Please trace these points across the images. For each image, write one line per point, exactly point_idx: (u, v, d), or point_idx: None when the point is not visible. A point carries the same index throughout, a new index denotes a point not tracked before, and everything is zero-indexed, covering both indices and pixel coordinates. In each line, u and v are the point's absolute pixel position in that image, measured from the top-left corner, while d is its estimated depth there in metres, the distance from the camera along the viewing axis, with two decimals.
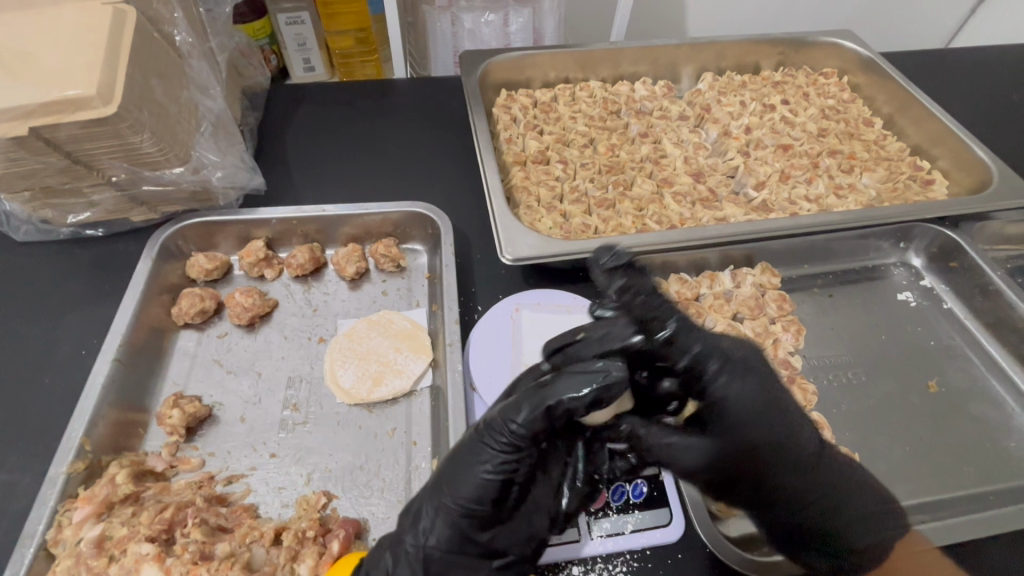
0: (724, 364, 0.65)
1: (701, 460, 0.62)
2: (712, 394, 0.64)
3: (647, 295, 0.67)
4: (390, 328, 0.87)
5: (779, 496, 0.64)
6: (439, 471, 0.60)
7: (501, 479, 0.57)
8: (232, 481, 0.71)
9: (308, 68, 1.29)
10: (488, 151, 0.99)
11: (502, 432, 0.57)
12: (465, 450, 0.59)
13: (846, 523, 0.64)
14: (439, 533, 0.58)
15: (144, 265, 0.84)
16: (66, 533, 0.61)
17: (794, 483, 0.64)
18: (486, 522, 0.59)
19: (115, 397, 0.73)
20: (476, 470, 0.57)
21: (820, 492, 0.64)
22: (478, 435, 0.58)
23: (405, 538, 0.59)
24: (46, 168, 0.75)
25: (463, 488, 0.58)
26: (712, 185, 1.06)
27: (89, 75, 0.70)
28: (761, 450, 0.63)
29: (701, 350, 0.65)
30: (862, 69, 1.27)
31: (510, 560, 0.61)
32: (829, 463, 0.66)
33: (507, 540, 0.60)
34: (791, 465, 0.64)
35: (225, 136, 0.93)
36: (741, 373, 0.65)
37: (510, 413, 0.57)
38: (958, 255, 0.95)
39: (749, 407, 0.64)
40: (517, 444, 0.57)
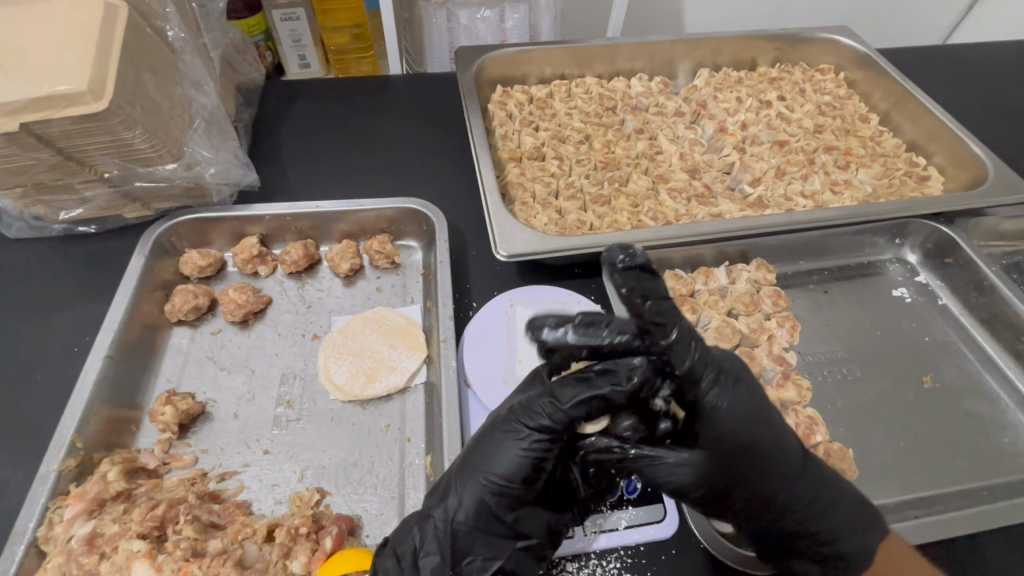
0: (717, 377, 0.58)
1: (693, 476, 0.58)
2: (703, 406, 0.58)
3: (659, 301, 0.56)
4: (384, 324, 0.86)
5: (771, 507, 0.60)
6: (472, 448, 0.60)
7: (536, 460, 0.58)
8: (226, 478, 0.71)
9: (304, 64, 1.29)
10: (483, 147, 0.98)
11: (541, 413, 0.58)
12: (501, 428, 0.59)
13: (838, 529, 0.61)
14: (468, 508, 0.58)
15: (137, 261, 0.83)
16: (58, 530, 0.60)
17: (787, 493, 0.60)
18: (516, 502, 0.58)
19: (107, 394, 0.73)
20: (511, 448, 0.58)
21: (813, 500, 0.61)
22: (514, 415, 0.59)
23: (433, 512, 0.58)
24: (37, 164, 0.75)
25: (497, 464, 0.58)
26: (708, 181, 1.06)
27: (80, 71, 0.69)
28: (754, 463, 0.59)
29: (698, 361, 0.57)
30: (859, 65, 1.26)
31: (533, 544, 0.60)
32: (818, 469, 0.62)
33: (533, 524, 0.59)
34: (783, 474, 0.60)
35: (219, 132, 0.93)
36: (732, 383, 0.59)
37: (554, 394, 0.57)
38: (953, 251, 0.95)
39: (741, 418, 0.59)
40: (554, 428, 0.57)
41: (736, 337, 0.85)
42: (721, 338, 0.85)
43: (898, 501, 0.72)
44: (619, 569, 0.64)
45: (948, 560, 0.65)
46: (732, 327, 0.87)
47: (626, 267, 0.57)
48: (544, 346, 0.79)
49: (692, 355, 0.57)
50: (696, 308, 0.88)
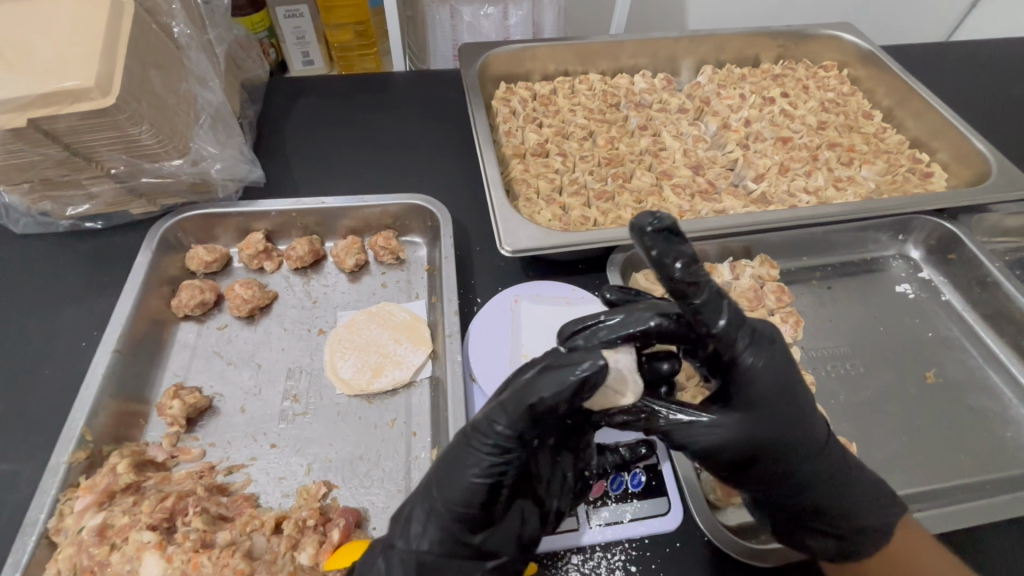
0: (751, 337, 0.61)
1: (727, 437, 0.60)
2: (742, 366, 0.61)
3: (691, 262, 0.57)
4: (389, 319, 0.87)
5: (792, 477, 0.62)
6: (429, 476, 0.60)
7: (490, 480, 0.57)
8: (233, 471, 0.72)
9: (308, 62, 1.29)
10: (488, 143, 0.99)
11: (486, 433, 0.57)
12: (453, 453, 0.59)
13: (857, 504, 0.62)
14: (431, 536, 0.58)
15: (144, 256, 0.84)
16: (68, 521, 0.61)
17: (807, 462, 0.62)
18: (478, 523, 0.58)
19: (115, 388, 0.73)
20: (465, 473, 0.58)
21: (831, 470, 0.63)
22: (464, 439, 0.59)
23: (395, 543, 0.58)
24: (44, 160, 0.75)
25: (453, 489, 0.58)
26: (711, 177, 1.06)
27: (87, 67, 0.70)
28: (782, 429, 0.61)
29: (733, 325, 0.60)
30: (862, 62, 1.27)
31: (503, 562, 0.58)
32: (838, 443, 0.64)
33: (501, 540, 0.59)
34: (806, 442, 0.62)
35: (224, 128, 0.93)
36: (767, 345, 0.62)
37: (494, 415, 0.57)
38: (956, 247, 0.96)
39: (774, 381, 0.61)
40: (502, 444, 0.57)
41: None
42: None
43: (902, 496, 0.73)
44: (623, 561, 0.64)
45: (951, 553, 0.66)
46: None
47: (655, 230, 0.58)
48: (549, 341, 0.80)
49: (726, 313, 0.60)
50: None
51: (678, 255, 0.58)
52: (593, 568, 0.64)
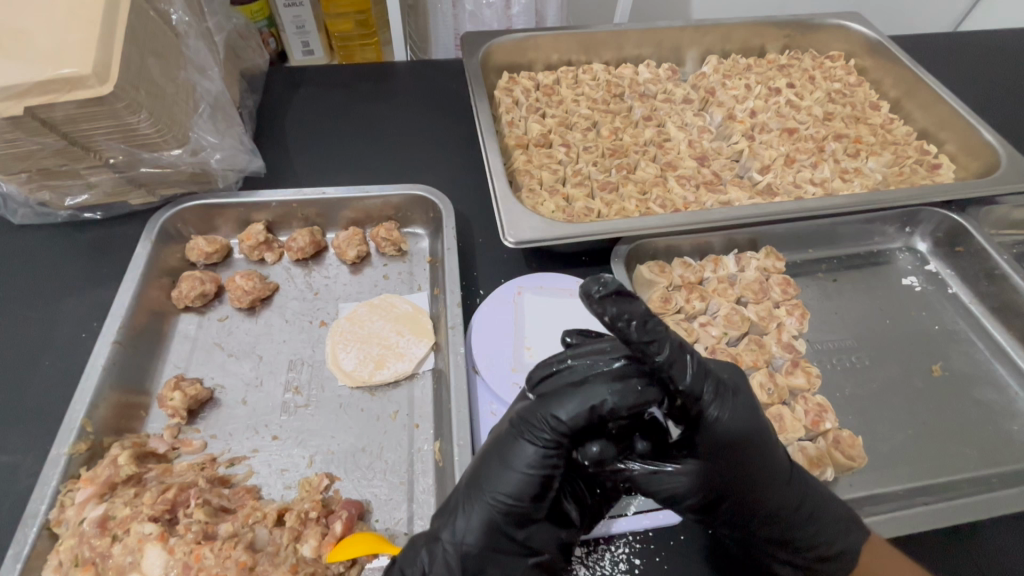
0: (717, 390, 0.57)
1: (690, 483, 0.58)
2: (706, 420, 0.57)
3: (646, 320, 0.51)
4: (392, 311, 0.86)
5: (761, 514, 0.60)
6: (478, 466, 0.60)
7: (544, 475, 0.57)
8: (234, 463, 0.71)
9: (308, 51, 1.27)
10: (491, 132, 0.97)
11: (541, 427, 0.57)
12: (504, 445, 0.59)
13: (820, 530, 0.61)
14: (477, 529, 0.57)
15: (143, 247, 0.83)
16: (69, 513, 0.61)
17: (775, 499, 0.60)
18: (527, 518, 0.58)
19: (116, 379, 0.73)
20: (518, 465, 0.57)
21: (800, 505, 0.61)
22: (517, 430, 0.58)
23: (441, 534, 0.58)
24: (42, 149, 0.74)
25: (504, 482, 0.57)
26: (716, 169, 1.05)
27: (83, 53, 0.68)
28: (750, 475, 0.59)
29: (697, 376, 0.55)
30: (869, 52, 1.25)
31: (546, 559, 0.59)
32: (803, 475, 0.62)
33: (544, 539, 0.59)
34: (773, 480, 0.59)
35: (223, 118, 0.92)
36: (732, 396, 0.58)
37: (554, 409, 0.56)
38: (963, 240, 0.95)
39: (740, 429, 0.57)
40: (559, 440, 0.56)
41: (746, 324, 0.85)
42: (730, 325, 0.85)
43: (906, 489, 0.72)
44: (628, 554, 0.64)
45: (956, 546, 0.65)
46: (741, 316, 0.86)
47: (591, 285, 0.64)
48: (552, 334, 0.79)
49: (691, 369, 0.55)
50: (704, 297, 0.88)
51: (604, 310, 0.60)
52: (596, 560, 0.63)
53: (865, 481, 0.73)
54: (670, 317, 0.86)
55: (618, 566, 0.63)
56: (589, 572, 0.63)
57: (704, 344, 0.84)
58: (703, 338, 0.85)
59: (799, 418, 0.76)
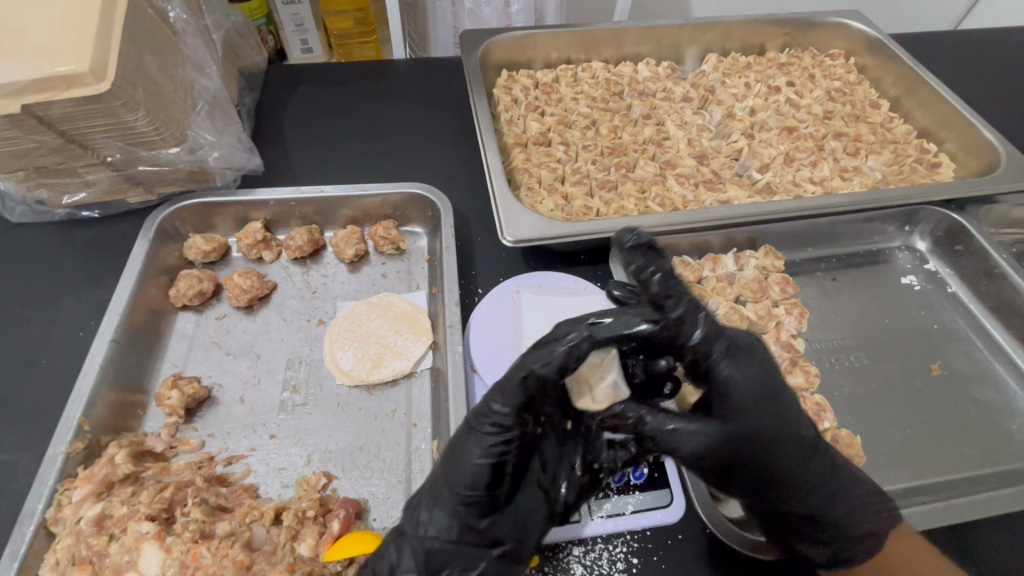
0: (728, 349, 0.63)
1: (710, 443, 0.60)
2: (718, 378, 0.63)
3: (668, 276, 0.70)
4: (389, 310, 0.86)
5: (782, 485, 0.62)
6: (435, 465, 0.61)
7: (494, 463, 0.58)
8: (232, 462, 0.71)
9: (307, 49, 1.27)
10: (489, 131, 0.97)
11: (490, 414, 0.59)
12: (455, 440, 0.60)
13: (843, 510, 0.63)
14: (438, 523, 0.58)
15: (141, 246, 0.83)
16: (66, 512, 0.60)
17: (797, 470, 0.62)
18: (484, 508, 0.58)
19: (113, 377, 0.73)
20: (468, 457, 0.58)
21: (822, 478, 0.63)
22: (465, 425, 0.60)
23: (405, 530, 0.59)
24: (40, 147, 0.74)
25: (457, 475, 0.58)
26: (715, 167, 1.05)
27: (80, 51, 0.68)
28: (768, 439, 0.62)
29: (709, 335, 0.63)
30: (869, 51, 1.24)
31: (509, 549, 0.58)
32: (827, 451, 0.64)
33: (505, 528, 0.59)
34: (792, 450, 0.62)
35: (221, 116, 0.92)
36: (747, 358, 0.64)
37: (492, 397, 0.59)
38: (963, 239, 0.94)
39: (754, 390, 0.63)
40: (505, 425, 0.58)
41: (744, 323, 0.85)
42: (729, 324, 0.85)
43: (905, 488, 0.72)
44: (626, 553, 0.64)
45: (955, 546, 0.65)
46: (739, 314, 0.86)
47: (632, 247, 0.76)
48: (550, 332, 0.79)
49: (703, 325, 0.63)
50: (703, 296, 0.88)
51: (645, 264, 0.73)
52: (594, 560, 0.63)
53: None
54: None
55: (615, 565, 0.63)
56: (586, 571, 0.63)
57: None
58: None
59: None
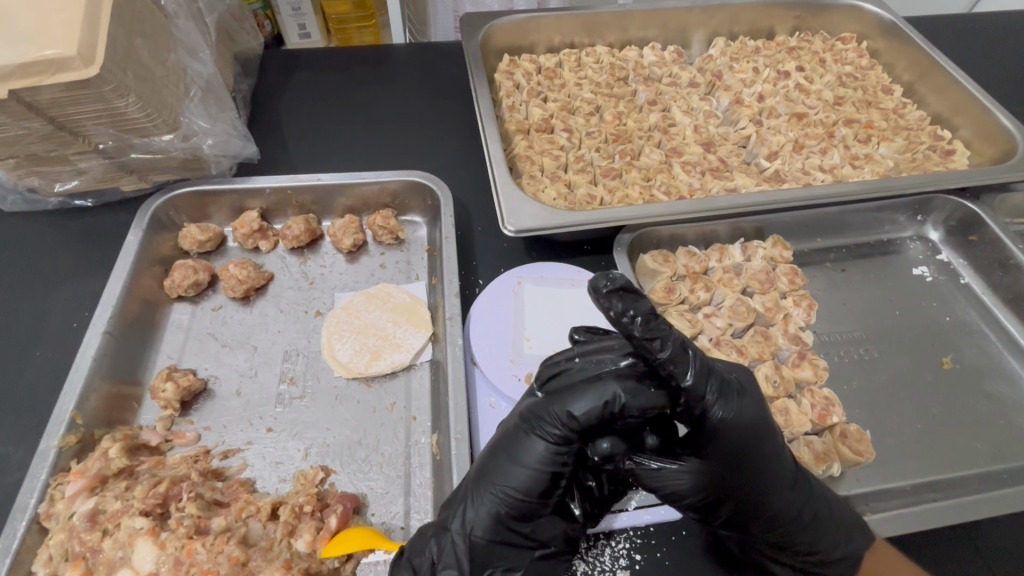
0: (720, 388, 0.55)
1: (693, 482, 0.56)
2: (708, 420, 0.54)
3: (649, 318, 0.51)
4: (388, 301, 0.84)
5: (764, 519, 0.58)
6: (486, 458, 0.59)
7: (552, 472, 0.56)
8: (229, 456, 0.70)
9: (304, 34, 1.24)
10: (491, 117, 0.94)
11: (557, 423, 0.56)
12: (514, 440, 0.58)
13: (823, 537, 0.60)
14: (484, 522, 0.56)
15: (134, 236, 0.81)
16: (59, 507, 0.59)
17: (778, 506, 0.58)
18: (533, 513, 0.57)
19: (107, 370, 0.71)
20: (527, 461, 0.56)
21: (803, 509, 0.59)
22: (527, 426, 0.57)
23: (450, 525, 0.57)
24: (30, 134, 0.72)
25: (512, 477, 0.56)
26: (723, 155, 1.02)
27: (69, 34, 0.66)
28: (756, 477, 0.57)
29: (701, 375, 0.53)
30: (882, 35, 1.21)
31: (552, 552, 0.58)
32: (807, 482, 0.61)
33: (551, 533, 0.58)
34: (778, 483, 0.58)
35: (215, 102, 0.89)
36: (737, 395, 0.56)
37: (563, 406, 0.55)
38: (977, 228, 0.92)
39: (745, 429, 0.55)
40: (569, 437, 0.56)
41: (752, 315, 0.83)
42: (736, 317, 0.83)
43: (914, 484, 0.71)
44: (628, 549, 0.63)
45: (965, 543, 0.64)
46: (748, 306, 0.84)
47: (610, 292, 0.51)
48: (551, 325, 0.77)
49: (693, 368, 0.53)
50: (710, 287, 0.85)
51: (638, 312, 0.51)
52: (597, 556, 0.62)
53: (872, 476, 0.71)
54: (673, 308, 0.84)
55: (618, 561, 0.62)
56: (588, 567, 0.61)
57: (709, 336, 0.82)
58: (707, 329, 0.82)
59: (806, 412, 0.74)
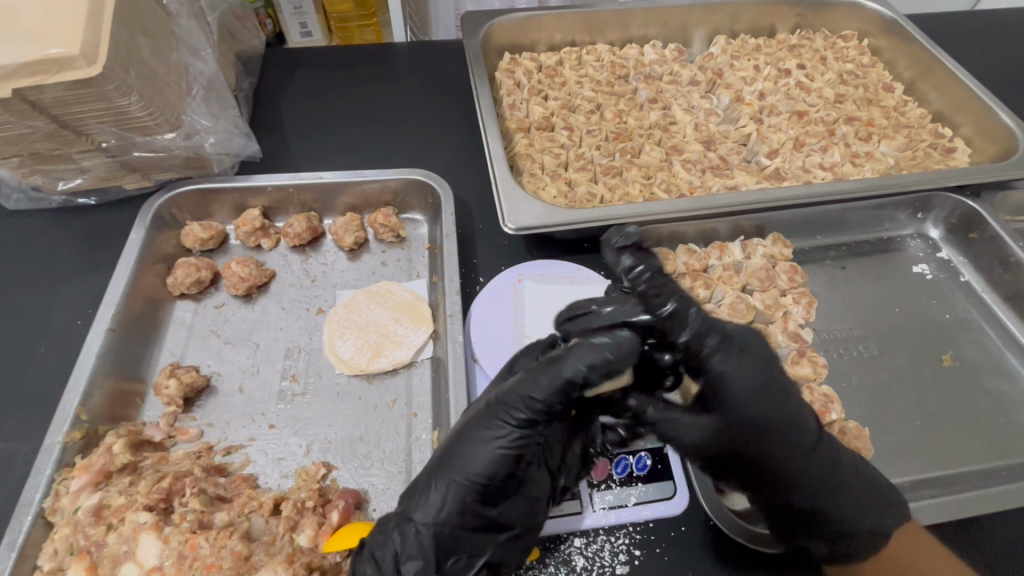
0: (721, 342, 0.60)
1: (707, 435, 0.58)
2: (712, 371, 0.60)
3: (654, 275, 0.63)
4: (389, 299, 0.85)
5: (785, 478, 0.60)
6: (450, 445, 0.59)
7: (516, 454, 0.58)
8: (231, 452, 0.70)
9: (305, 33, 1.25)
10: (491, 115, 0.95)
11: (523, 404, 0.58)
12: (478, 425, 0.59)
13: (847, 504, 0.61)
14: (451, 508, 0.57)
15: (137, 234, 0.82)
16: (64, 501, 0.60)
17: (798, 465, 0.60)
18: (497, 496, 0.58)
19: (111, 366, 0.72)
20: (491, 443, 0.58)
21: (823, 471, 0.61)
22: (493, 411, 0.59)
23: (414, 516, 0.57)
24: (33, 133, 0.72)
25: (476, 462, 0.57)
26: (723, 153, 1.02)
27: (72, 33, 0.66)
28: (772, 433, 0.59)
29: (701, 328, 0.61)
30: (884, 32, 1.21)
31: (518, 533, 0.58)
32: (829, 447, 0.62)
33: (516, 514, 0.58)
34: (797, 442, 0.60)
35: (217, 101, 0.90)
36: (740, 351, 0.60)
37: (532, 388, 0.58)
38: (978, 225, 0.92)
39: (753, 382, 0.59)
40: (534, 418, 0.58)
41: (751, 313, 0.83)
42: (735, 314, 0.83)
43: (914, 481, 0.71)
44: (628, 545, 0.63)
45: (963, 540, 0.64)
46: (747, 304, 0.84)
47: (621, 247, 0.66)
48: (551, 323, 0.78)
49: (693, 322, 0.61)
50: (709, 285, 0.86)
51: (638, 266, 0.64)
52: (596, 551, 0.63)
53: None
54: None
55: (617, 557, 0.62)
56: (587, 562, 0.62)
57: None
58: None
59: None
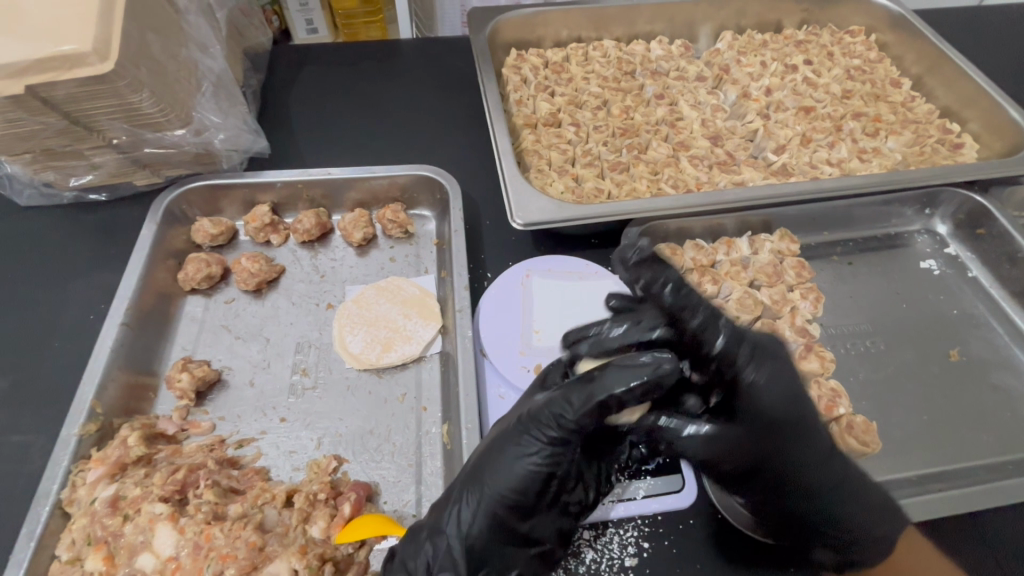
0: (752, 353, 0.64)
1: (720, 449, 0.58)
2: (742, 382, 0.64)
3: (679, 287, 0.70)
4: (398, 294, 0.85)
5: (798, 487, 0.59)
6: (480, 459, 0.59)
7: (548, 470, 0.57)
8: (244, 445, 0.71)
9: (311, 29, 1.25)
10: (498, 111, 0.95)
11: (553, 423, 0.57)
12: (511, 439, 0.58)
13: (864, 518, 0.59)
14: (481, 523, 0.57)
15: (148, 229, 0.82)
16: (81, 492, 0.61)
17: (811, 475, 0.59)
18: (529, 512, 0.57)
19: (124, 361, 0.73)
20: (522, 460, 0.57)
21: (838, 484, 0.59)
22: (525, 427, 0.58)
23: (444, 528, 0.57)
24: (45, 129, 0.73)
25: (506, 478, 0.57)
26: (730, 149, 1.03)
27: (84, 30, 0.67)
28: (783, 444, 0.59)
29: (731, 341, 0.66)
30: (891, 27, 1.20)
31: (547, 550, 0.59)
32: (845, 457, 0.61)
33: (545, 530, 0.59)
34: (812, 454, 0.59)
35: (226, 97, 0.90)
36: (773, 360, 0.64)
37: (559, 407, 0.56)
38: (986, 221, 0.92)
39: (782, 394, 0.61)
40: (565, 438, 0.57)
41: (758, 308, 0.83)
42: (743, 309, 0.83)
43: (920, 475, 0.71)
44: (636, 537, 0.64)
45: (968, 532, 0.65)
46: (754, 299, 0.84)
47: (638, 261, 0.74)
48: (560, 317, 0.78)
49: (723, 332, 0.67)
50: (716, 280, 0.86)
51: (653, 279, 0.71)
52: (605, 544, 0.63)
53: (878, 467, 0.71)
54: None
55: (626, 549, 0.63)
56: (597, 555, 0.62)
57: None
58: None
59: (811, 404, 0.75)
